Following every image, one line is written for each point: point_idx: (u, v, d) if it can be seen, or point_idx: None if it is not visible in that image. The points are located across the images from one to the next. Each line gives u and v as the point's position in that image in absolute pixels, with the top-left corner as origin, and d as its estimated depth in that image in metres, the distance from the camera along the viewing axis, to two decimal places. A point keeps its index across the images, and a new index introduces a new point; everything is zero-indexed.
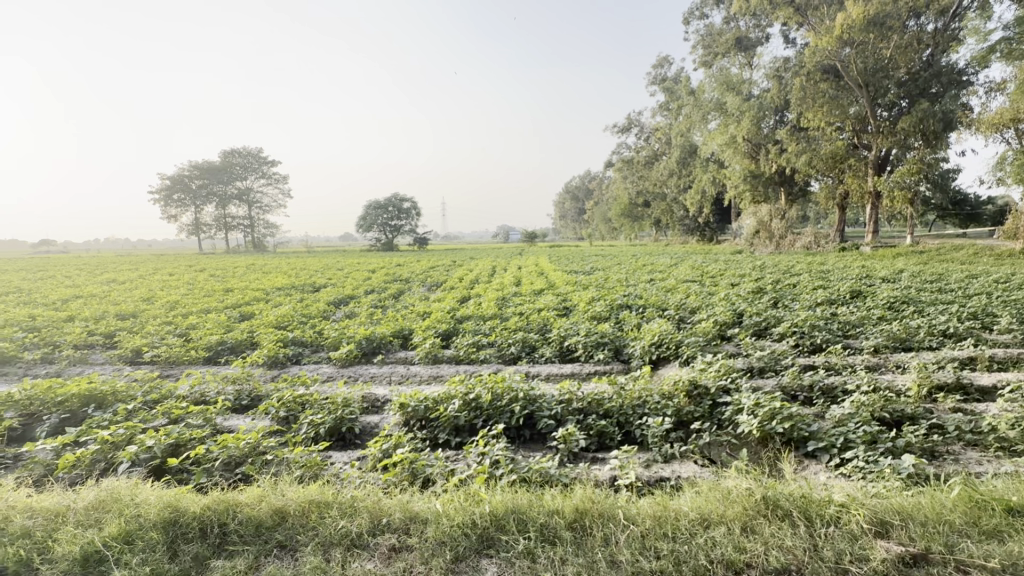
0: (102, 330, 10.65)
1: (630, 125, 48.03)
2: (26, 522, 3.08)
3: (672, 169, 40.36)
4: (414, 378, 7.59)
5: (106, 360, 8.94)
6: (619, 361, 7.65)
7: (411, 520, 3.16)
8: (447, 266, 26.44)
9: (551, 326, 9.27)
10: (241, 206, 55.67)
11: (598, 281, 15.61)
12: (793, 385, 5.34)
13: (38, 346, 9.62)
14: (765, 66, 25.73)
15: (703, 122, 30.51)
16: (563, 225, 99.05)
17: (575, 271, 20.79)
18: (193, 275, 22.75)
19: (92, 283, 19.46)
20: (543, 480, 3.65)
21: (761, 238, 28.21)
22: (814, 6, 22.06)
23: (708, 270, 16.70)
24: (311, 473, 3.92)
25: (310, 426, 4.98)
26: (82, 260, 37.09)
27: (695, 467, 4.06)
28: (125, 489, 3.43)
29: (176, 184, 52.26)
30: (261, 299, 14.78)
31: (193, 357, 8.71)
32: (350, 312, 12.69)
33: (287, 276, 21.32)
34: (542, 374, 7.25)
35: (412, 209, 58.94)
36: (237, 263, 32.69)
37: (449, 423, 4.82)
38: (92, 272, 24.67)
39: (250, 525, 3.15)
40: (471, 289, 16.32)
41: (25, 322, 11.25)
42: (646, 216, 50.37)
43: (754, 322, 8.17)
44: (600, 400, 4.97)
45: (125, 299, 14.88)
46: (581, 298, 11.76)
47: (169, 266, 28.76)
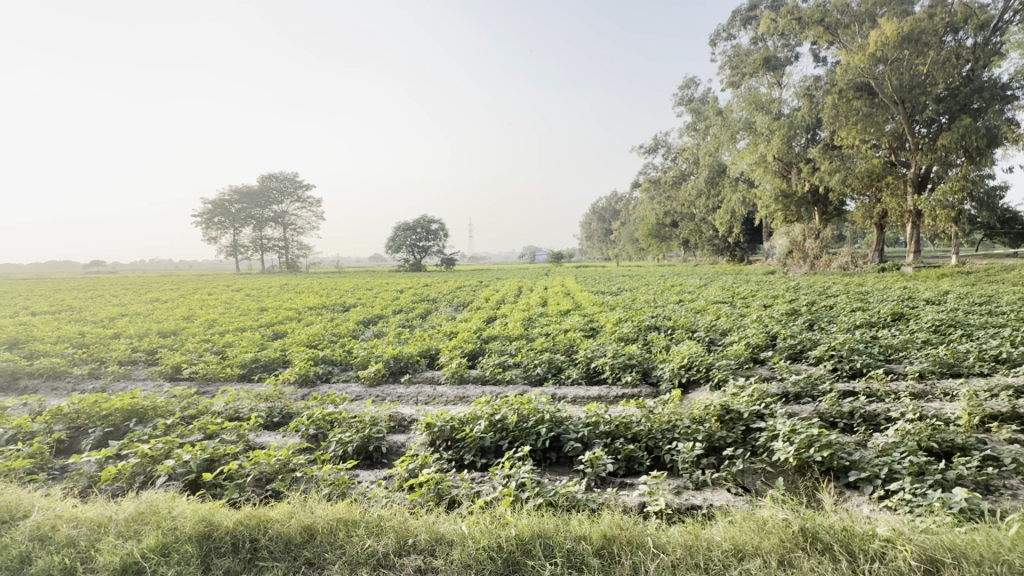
0: (145, 347, 11.14)
1: (657, 145, 47.99)
2: (72, 531, 3.22)
3: (700, 189, 39.94)
4: (440, 398, 7.60)
5: (147, 376, 9.32)
6: (648, 384, 7.51)
7: (437, 541, 3.15)
8: (473, 286, 26.68)
9: (578, 347, 9.20)
10: (277, 228, 57.83)
11: (625, 301, 15.46)
12: (832, 411, 5.11)
13: (85, 362, 10.10)
14: (795, 84, 25.50)
15: (731, 141, 30.24)
16: (589, 246, 98.64)
17: (601, 291, 20.62)
18: (230, 294, 23.62)
19: (136, 302, 20.42)
20: (569, 505, 3.59)
21: (795, 259, 27.47)
22: (845, 25, 21.87)
23: (739, 291, 16.33)
24: (338, 491, 3.95)
25: (338, 444, 5.05)
26: (128, 280, 38.94)
27: (728, 496, 3.91)
28: (164, 502, 3.53)
29: (216, 208, 54.68)
30: (294, 318, 15.20)
31: (228, 374, 8.98)
32: (378, 332, 12.89)
33: (319, 296, 21.90)
34: (568, 396, 7.16)
35: (440, 231, 59.92)
36: (271, 283, 33.71)
37: (475, 444, 4.82)
38: (137, 292, 25.89)
39: (280, 541, 3.20)
40: (497, 309, 16.40)
41: (75, 339, 11.86)
42: (674, 237, 49.77)
43: (789, 345, 7.92)
44: (628, 423, 4.87)
45: (166, 318, 15.55)
46: (608, 318, 11.65)
47: (207, 286, 29.91)
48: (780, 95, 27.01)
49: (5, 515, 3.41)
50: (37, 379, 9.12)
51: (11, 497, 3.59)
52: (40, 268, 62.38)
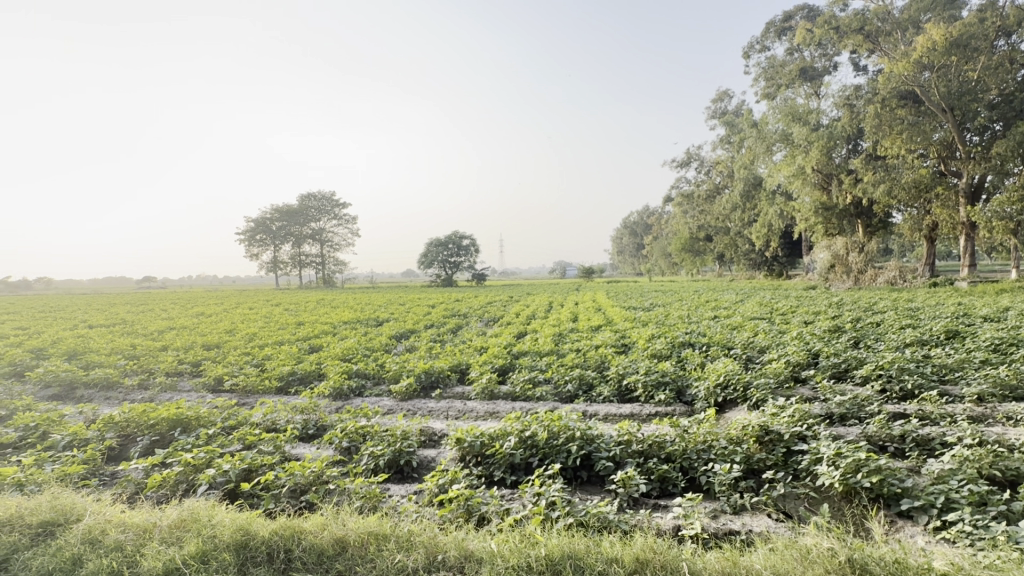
0: (190, 359, 11.64)
1: (690, 159, 47.34)
2: (120, 536, 3.36)
3: (735, 203, 39.09)
4: (470, 414, 7.61)
5: (191, 388, 9.71)
6: (682, 402, 7.31)
7: (466, 559, 3.12)
8: (503, 301, 26.74)
9: (609, 363, 9.05)
10: (314, 245, 59.74)
11: (658, 317, 15.17)
12: (881, 435, 4.84)
13: (136, 373, 10.64)
14: (834, 94, 24.80)
15: (767, 154, 29.54)
16: (619, 261, 97.41)
17: (634, 307, 20.33)
18: (270, 309, 24.43)
19: (184, 316, 21.37)
20: (601, 525, 3.52)
21: (838, 274, 26.38)
22: (887, 32, 21.22)
23: (778, 307, 15.78)
24: (370, 505, 3.99)
25: (370, 457, 5.12)
26: (177, 295, 40.85)
27: (768, 522, 3.74)
28: (205, 510, 3.65)
29: (258, 226, 56.98)
30: (329, 332, 15.60)
31: (266, 387, 9.27)
32: (410, 346, 13.05)
33: (353, 311, 22.38)
34: (599, 414, 7.05)
35: (471, 246, 60.59)
36: (308, 298, 34.69)
37: (505, 461, 4.79)
38: (184, 307, 27.12)
39: (313, 553, 3.25)
40: (528, 324, 16.36)
41: (127, 351, 12.50)
42: (708, 251, 48.69)
43: (833, 364, 7.58)
44: (661, 443, 4.75)
45: (211, 331, 16.21)
46: (640, 335, 11.46)
47: (249, 301, 31.02)
48: (818, 105, 26.30)
49: (60, 517, 3.60)
50: (92, 389, 9.64)
51: (66, 501, 3.79)
52: (96, 283, 65.98)
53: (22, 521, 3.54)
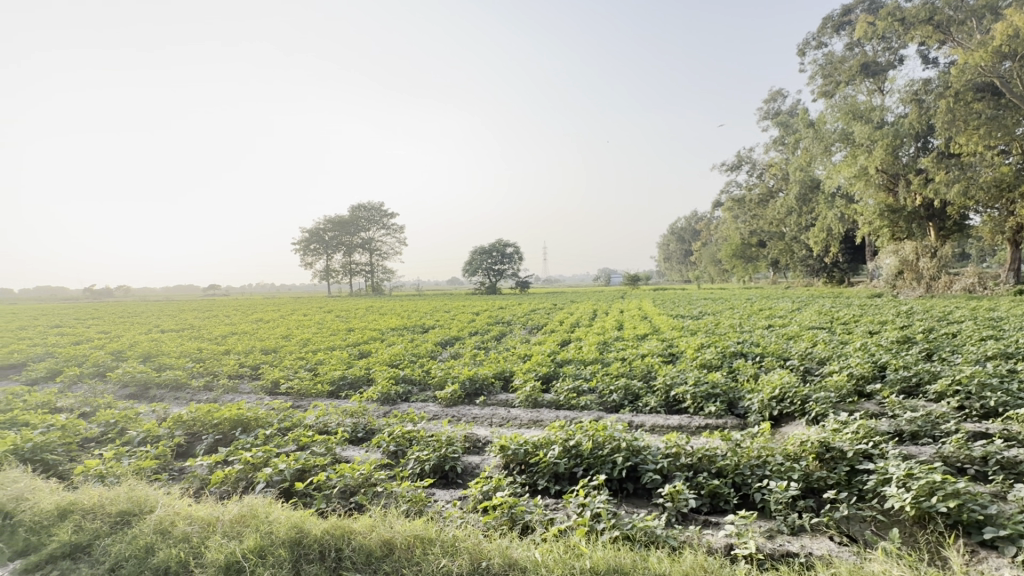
0: (250, 362, 12.32)
1: (741, 162, 45.76)
2: (187, 528, 3.58)
3: (790, 206, 37.32)
4: (514, 421, 7.63)
5: (251, 390, 10.25)
6: (734, 415, 7.03)
7: (509, 567, 3.11)
8: (547, 309, 26.70)
9: (656, 373, 8.80)
10: (364, 254, 61.92)
11: (707, 325, 14.68)
12: (959, 456, 4.44)
13: (202, 375, 11.37)
14: (900, 89, 23.28)
15: (825, 155, 28.04)
16: (666, 268, 94.91)
17: (682, 315, 19.80)
18: (323, 316, 25.54)
19: (244, 322, 22.64)
20: (648, 540, 3.42)
21: (907, 281, 24.67)
22: (960, 22, 19.75)
23: (839, 316, 14.86)
24: (416, 508, 4.05)
25: (416, 461, 5.22)
26: (238, 302, 43.38)
27: (830, 545, 3.52)
28: (262, 506, 3.83)
29: (312, 236, 59.66)
30: (378, 338, 16.07)
31: (319, 391, 9.66)
32: (454, 353, 13.23)
33: (400, 318, 23.00)
34: (646, 425, 6.88)
35: (514, 254, 60.88)
36: (358, 305, 35.93)
37: (549, 470, 4.77)
38: (244, 313, 28.79)
39: (362, 553, 3.34)
40: (572, 332, 16.25)
41: (194, 354, 13.39)
42: (761, 258, 46.65)
43: (902, 378, 7.05)
44: (712, 457, 4.58)
45: (269, 336, 17.08)
46: (689, 344, 11.09)
47: (303, 308, 32.52)
48: (882, 101, 24.77)
49: (136, 508, 3.88)
50: (163, 389, 10.39)
51: (140, 492, 4.09)
52: (170, 291, 71.11)
53: (103, 510, 3.86)
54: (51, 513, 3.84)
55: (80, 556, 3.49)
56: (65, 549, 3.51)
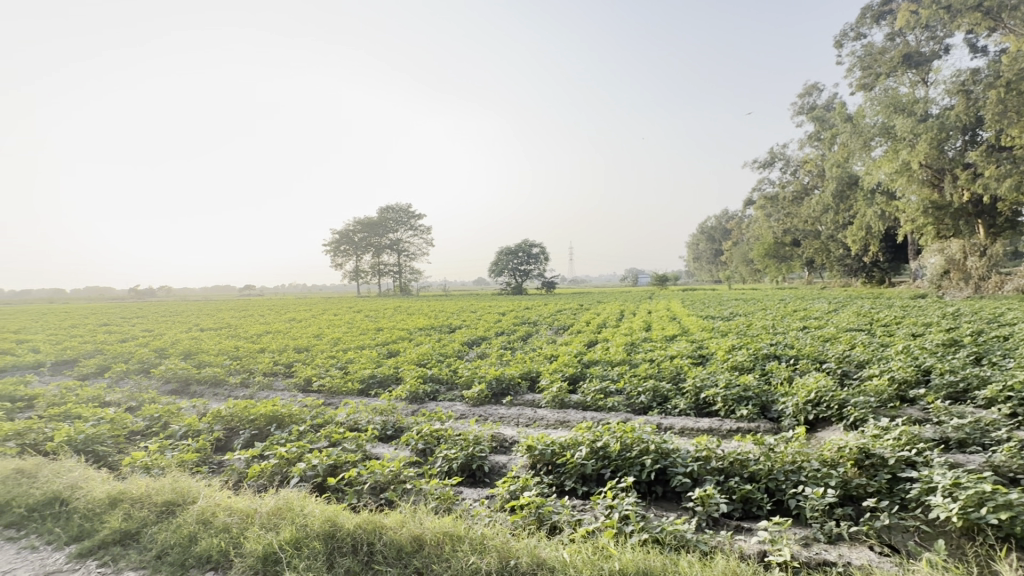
0: (284, 360, 12.70)
1: (774, 159, 44.51)
2: (227, 519, 3.73)
3: (827, 204, 36.06)
4: (541, 421, 7.63)
5: (285, 387, 10.57)
6: (767, 419, 6.86)
7: (538, 566, 3.11)
8: (573, 309, 26.58)
9: (685, 375, 8.64)
10: (392, 254, 62.90)
11: (738, 327, 14.34)
12: (1012, 465, 4.20)
13: (239, 372, 11.78)
14: (946, 80, 22.22)
15: (864, 150, 26.99)
16: (695, 268, 92.99)
17: (712, 315, 19.40)
18: (353, 315, 26.09)
19: (278, 321, 23.34)
20: (678, 544, 3.37)
21: (955, 281, 23.87)
22: (1012, 7, 18.71)
23: (880, 317, 14.27)
24: (445, 506, 4.11)
25: (444, 460, 5.28)
26: (272, 302, 44.71)
27: (870, 555, 3.40)
28: (298, 500, 3.95)
29: (342, 238, 60.97)
30: (406, 338, 16.31)
31: (349, 389, 9.89)
32: (481, 353, 13.33)
33: (428, 317, 23.29)
34: (675, 427, 6.78)
35: (540, 254, 60.79)
36: (386, 305, 36.52)
37: (576, 471, 4.75)
38: (278, 312, 29.69)
39: (392, 548, 3.40)
40: (599, 332, 16.11)
41: (232, 352, 13.89)
42: (795, 257, 45.20)
43: (948, 383, 6.72)
44: (744, 461, 4.48)
45: (302, 335, 17.57)
46: (719, 345, 10.85)
47: (333, 307, 33.29)
48: (926, 93, 23.69)
49: (180, 498, 4.05)
50: (203, 385, 10.82)
51: (183, 483, 4.27)
52: (208, 291, 73.87)
53: (149, 500, 4.05)
54: (102, 501, 4.06)
55: (129, 542, 3.68)
56: (115, 536, 3.71)
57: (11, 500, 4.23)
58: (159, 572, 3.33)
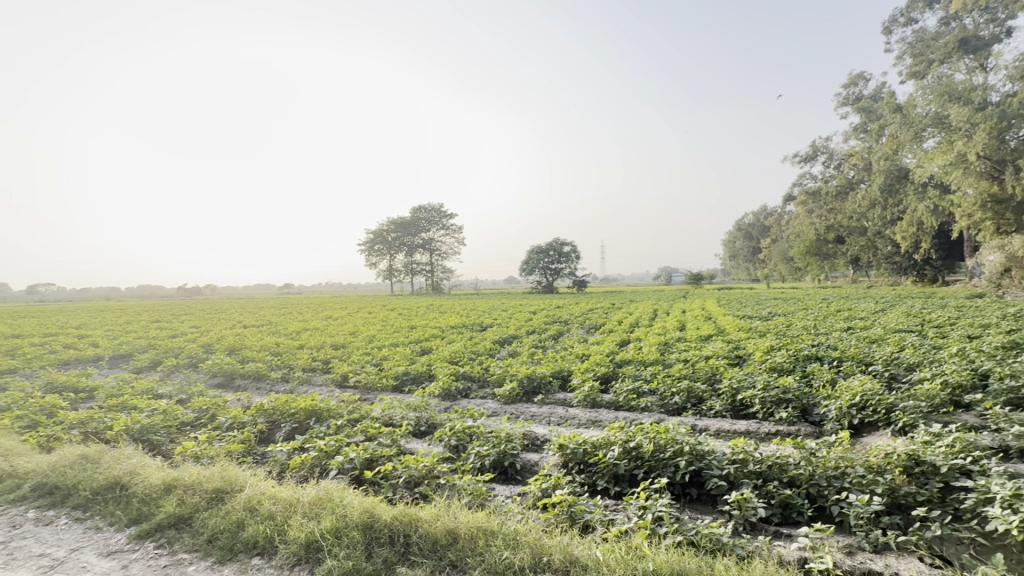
0: (322, 357, 13.11)
1: (816, 152, 42.80)
2: (272, 507, 3.90)
3: (873, 198, 34.39)
4: (573, 421, 7.61)
5: (323, 382, 10.91)
6: (808, 423, 6.64)
7: (570, 564, 3.13)
8: (605, 308, 26.35)
9: (721, 376, 8.44)
10: (425, 253, 63.83)
11: (777, 327, 13.88)
12: None
13: (279, 368, 12.25)
14: (1007, 65, 20.81)
15: (915, 141, 25.61)
16: (732, 266, 90.29)
17: (749, 315, 18.86)
18: (386, 313, 26.73)
19: (316, 319, 24.10)
20: (713, 547, 3.32)
21: (1015, 279, 22.06)
22: None
23: (932, 318, 13.53)
24: (478, 501, 4.17)
25: (476, 456, 5.35)
26: (310, 300, 46.17)
27: (920, 567, 3.24)
28: (337, 491, 4.08)
29: (377, 237, 62.32)
30: (438, 336, 16.57)
31: (384, 385, 10.14)
32: (512, 351, 13.40)
33: (459, 316, 23.55)
34: (710, 429, 6.65)
35: (572, 252, 60.44)
36: (419, 303, 37.11)
37: (608, 471, 4.73)
38: (316, 310, 30.63)
39: (428, 541, 3.48)
40: (631, 332, 15.89)
41: (273, 348, 14.43)
42: (839, 255, 43.34)
43: (1008, 389, 6.31)
44: (784, 465, 4.36)
45: (339, 332, 18.08)
46: (756, 346, 10.55)
47: (368, 306, 34.07)
48: (984, 79, 22.24)
49: (228, 487, 4.26)
50: (247, 379, 11.32)
51: (230, 472, 4.49)
52: (250, 290, 76.91)
53: (201, 486, 4.28)
54: (158, 487, 4.32)
55: (182, 526, 3.90)
56: (170, 520, 3.94)
57: (77, 484, 4.54)
58: (210, 554, 3.52)
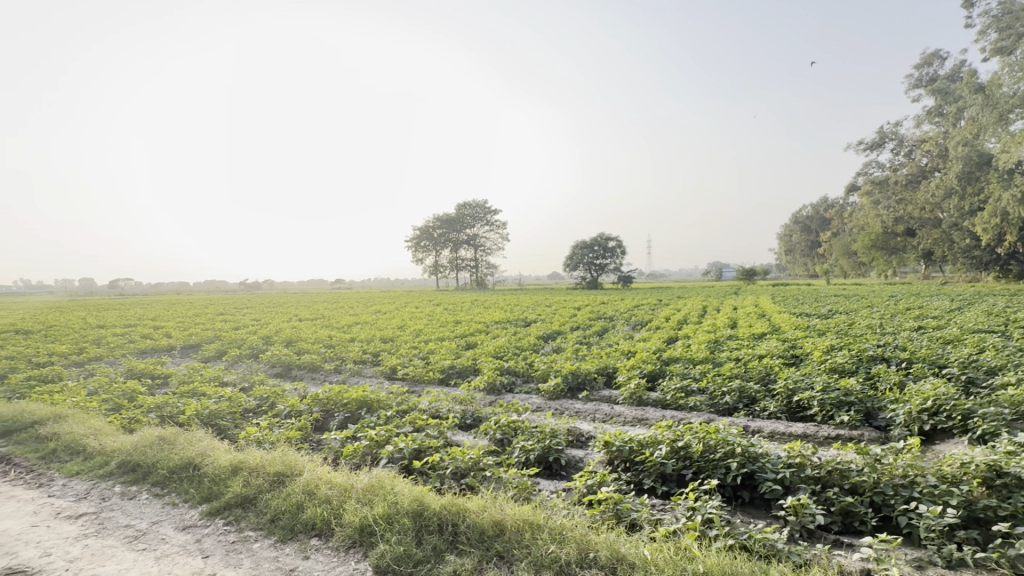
0: (371, 350, 13.57)
1: (883, 138, 40.00)
2: (328, 491, 4.09)
3: (949, 187, 31.74)
4: (618, 418, 7.52)
5: (372, 374, 11.31)
6: (873, 428, 6.25)
7: (617, 561, 3.11)
8: (651, 304, 25.76)
9: (776, 376, 8.08)
10: (469, 249, 64.53)
11: (837, 326, 13.10)
12: None
13: (332, 359, 12.78)
14: None
15: (999, 124, 23.37)
16: (788, 261, 85.87)
17: (807, 313, 17.91)
18: (432, 308, 27.25)
19: (365, 313, 24.94)
20: (767, 553, 3.20)
21: None
22: None
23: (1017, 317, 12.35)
24: (523, 495, 4.21)
25: (521, 450, 5.39)
26: (360, 295, 47.84)
27: None
28: (388, 479, 4.24)
29: (423, 234, 63.55)
30: (483, 331, 16.76)
31: (431, 378, 10.39)
32: (556, 347, 13.37)
33: (503, 311, 23.70)
34: (763, 431, 6.40)
35: (617, 247, 59.33)
36: (463, 298, 37.63)
37: (655, 470, 4.66)
38: (365, 305, 31.69)
39: (475, 530, 3.56)
40: (679, 329, 15.49)
41: (326, 341, 15.07)
42: (908, 249, 40.36)
43: None
44: (845, 471, 4.14)
45: (387, 326, 18.63)
46: (814, 346, 10.02)
47: (414, 301, 34.88)
48: None
49: (288, 470, 4.50)
50: (302, 370, 11.90)
51: (290, 457, 4.75)
52: (305, 285, 80.65)
53: (264, 469, 4.55)
54: (226, 468, 4.63)
55: (248, 506, 4.17)
56: (237, 499, 4.23)
57: (156, 463, 4.95)
58: (273, 533, 3.75)
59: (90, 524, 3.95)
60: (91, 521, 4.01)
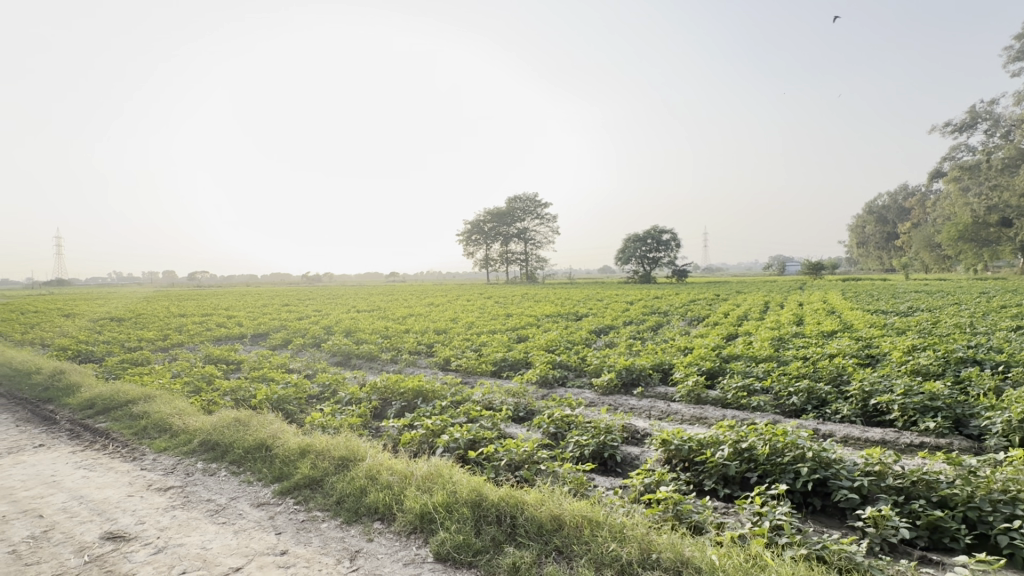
0: (425, 341, 13.89)
1: (976, 118, 36.30)
2: (389, 477, 4.22)
3: None
4: (675, 416, 7.30)
5: (427, 364, 11.59)
6: (963, 436, 5.69)
7: (681, 564, 3.00)
8: (708, 299, 24.79)
9: (849, 376, 7.53)
10: (520, 243, 64.75)
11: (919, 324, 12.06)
12: None
13: (389, 349, 13.22)
14: None
15: None
16: (860, 255, 80.05)
17: (884, 310, 16.61)
18: (483, 301, 27.57)
19: (419, 305, 25.61)
20: (848, 567, 2.98)
21: None
22: None
23: None
24: (578, 490, 4.16)
25: (575, 445, 5.32)
26: (413, 288, 49.19)
27: None
28: (445, 468, 4.31)
29: (473, 227, 64.27)
30: (534, 324, 16.76)
31: (483, 369, 10.51)
32: (609, 341, 13.14)
33: (554, 305, 23.62)
34: (836, 434, 5.99)
35: (671, 241, 57.49)
36: (513, 291, 37.80)
37: (717, 471, 4.46)
38: (419, 297, 32.62)
39: (534, 524, 3.54)
40: (739, 325, 14.80)
41: (384, 332, 15.59)
42: (1003, 241, 36.46)
43: None
44: (934, 483, 3.78)
45: (440, 319, 19.01)
46: (893, 345, 9.27)
47: (466, 294, 35.44)
48: None
49: (351, 455, 4.68)
50: (361, 359, 12.39)
51: (353, 442, 4.93)
52: (362, 278, 84.00)
53: (329, 453, 4.76)
54: (295, 450, 4.88)
55: (315, 487, 4.38)
56: (305, 480, 4.44)
57: (232, 442, 5.30)
58: (339, 515, 3.92)
59: (176, 497, 4.29)
60: (178, 493, 4.35)
